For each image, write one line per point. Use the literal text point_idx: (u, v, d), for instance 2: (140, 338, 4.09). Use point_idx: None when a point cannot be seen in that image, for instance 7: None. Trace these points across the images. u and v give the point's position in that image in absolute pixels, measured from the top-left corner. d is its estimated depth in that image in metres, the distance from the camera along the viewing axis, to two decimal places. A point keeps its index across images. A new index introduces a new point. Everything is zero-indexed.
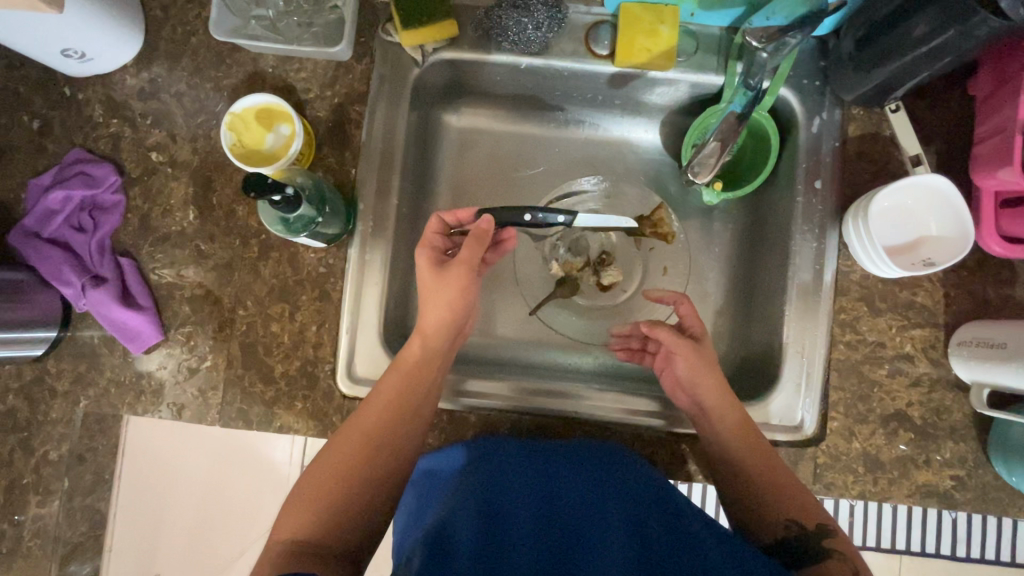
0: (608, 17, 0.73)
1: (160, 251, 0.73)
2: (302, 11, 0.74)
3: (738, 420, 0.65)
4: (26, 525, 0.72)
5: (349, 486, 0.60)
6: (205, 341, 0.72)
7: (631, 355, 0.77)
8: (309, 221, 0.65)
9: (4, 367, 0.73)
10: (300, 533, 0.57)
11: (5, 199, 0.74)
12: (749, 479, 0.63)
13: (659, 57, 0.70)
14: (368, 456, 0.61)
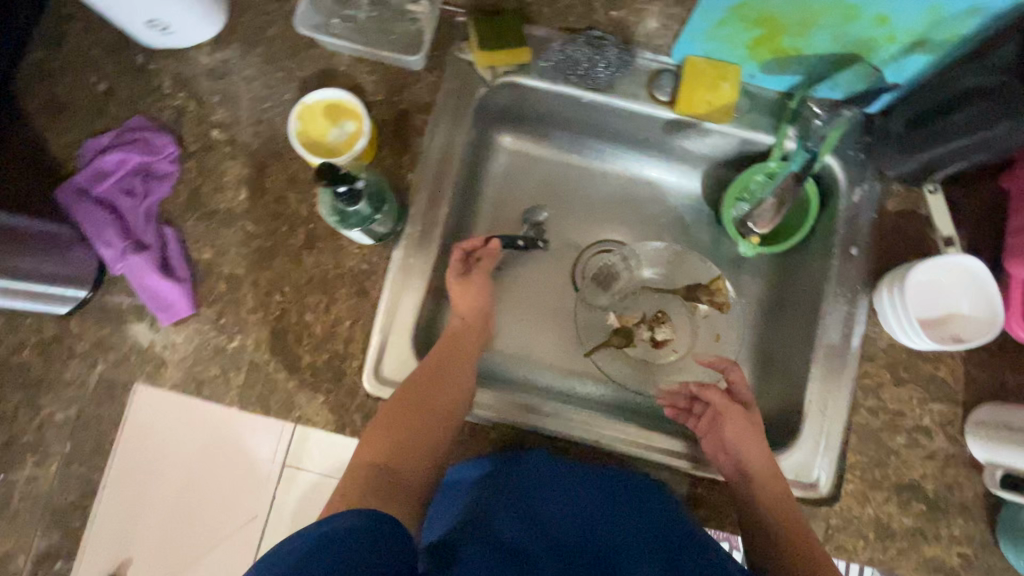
0: (672, 67, 0.76)
1: (206, 226, 0.73)
2: (383, 18, 0.76)
3: (776, 496, 0.66)
4: (17, 486, 0.69)
5: (421, 426, 0.65)
6: (237, 321, 0.72)
7: (677, 416, 0.75)
8: (365, 218, 0.67)
9: (27, 320, 0.72)
10: (382, 460, 0.62)
11: (59, 153, 0.75)
12: (783, 554, 0.63)
13: (716, 111, 0.73)
14: (439, 406, 0.66)
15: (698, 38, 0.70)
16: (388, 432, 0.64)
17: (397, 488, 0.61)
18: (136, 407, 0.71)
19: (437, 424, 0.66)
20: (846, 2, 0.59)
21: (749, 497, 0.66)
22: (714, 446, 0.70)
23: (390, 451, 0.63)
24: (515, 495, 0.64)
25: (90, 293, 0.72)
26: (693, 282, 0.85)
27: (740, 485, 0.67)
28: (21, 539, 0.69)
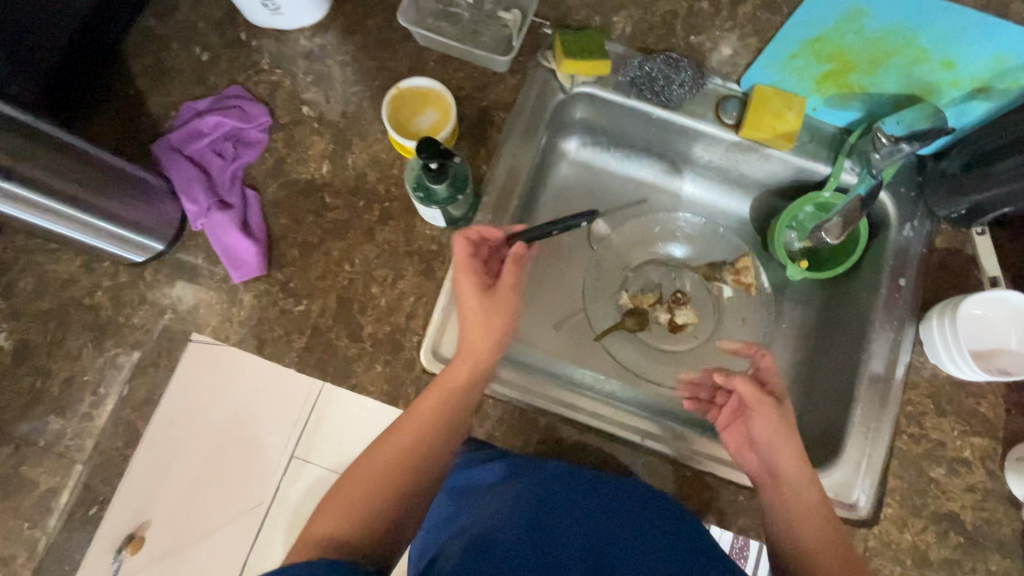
0: (739, 94, 0.80)
1: (286, 194, 0.77)
2: (473, 20, 0.81)
3: (812, 504, 0.65)
4: (72, 423, 0.70)
5: (386, 487, 0.60)
6: (305, 286, 0.74)
7: (699, 405, 0.75)
8: (445, 199, 0.70)
9: (105, 264, 0.74)
10: (357, 510, 0.59)
11: (157, 112, 0.79)
12: (808, 554, 0.63)
13: (780, 136, 0.77)
14: (408, 465, 0.62)
15: (770, 67, 0.75)
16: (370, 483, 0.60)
17: (366, 533, 0.58)
18: (187, 360, 0.73)
19: (402, 485, 0.61)
20: (918, 42, 0.65)
21: (774, 494, 0.66)
22: (738, 437, 0.71)
23: (349, 513, 0.58)
24: (522, 509, 0.56)
25: (166, 246, 0.75)
26: (713, 263, 0.90)
27: (767, 481, 0.67)
28: (67, 477, 0.69)
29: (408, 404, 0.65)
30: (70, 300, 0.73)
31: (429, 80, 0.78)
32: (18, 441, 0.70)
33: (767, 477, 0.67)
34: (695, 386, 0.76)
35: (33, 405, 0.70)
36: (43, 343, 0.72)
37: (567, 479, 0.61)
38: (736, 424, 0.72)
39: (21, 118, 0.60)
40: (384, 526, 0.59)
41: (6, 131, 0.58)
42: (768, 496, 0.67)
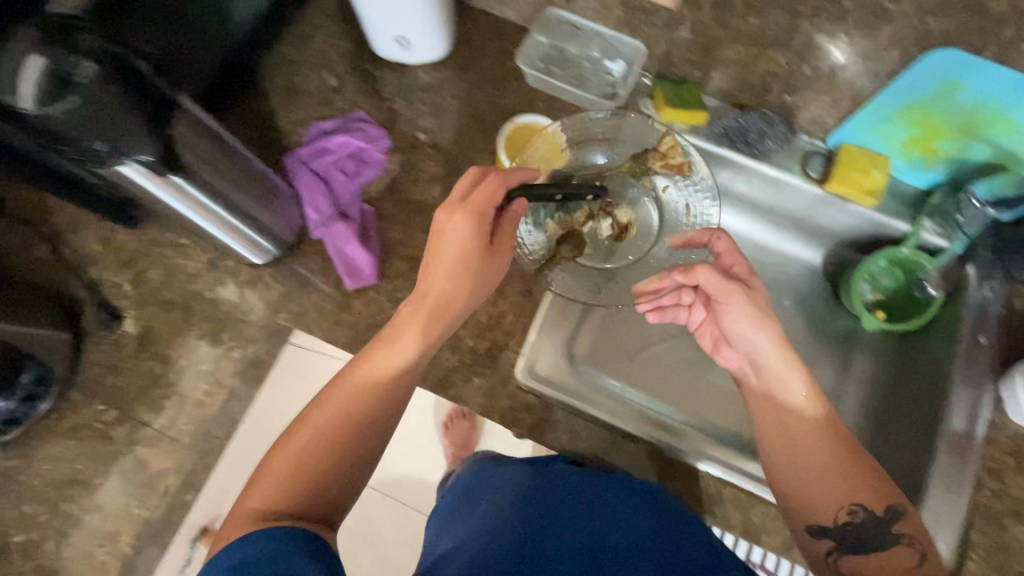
0: (825, 150, 0.85)
1: (399, 211, 0.83)
2: (580, 70, 0.87)
3: (816, 417, 0.59)
4: (186, 409, 0.75)
5: (338, 447, 0.54)
6: (412, 297, 0.79)
7: (664, 313, 0.70)
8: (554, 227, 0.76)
9: (228, 262, 0.80)
10: (289, 476, 0.52)
11: (287, 129, 0.86)
12: (817, 470, 0.57)
13: (866, 194, 0.82)
14: (356, 428, 0.55)
15: (860, 128, 0.80)
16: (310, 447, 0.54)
17: (291, 506, 0.51)
18: (284, 359, 0.77)
19: (355, 450, 0.55)
20: (1010, 118, 0.70)
21: (759, 399, 0.62)
22: (713, 332, 0.67)
23: (291, 480, 0.52)
24: (519, 506, 0.57)
25: (284, 252, 0.80)
26: (641, 154, 0.81)
27: (760, 396, 0.62)
28: (178, 460, 0.73)
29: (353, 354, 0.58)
30: (194, 293, 0.79)
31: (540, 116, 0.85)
32: (134, 421, 0.74)
33: (749, 374, 0.64)
34: (658, 296, 0.70)
35: (152, 388, 0.75)
36: (166, 331, 0.77)
37: (566, 477, 0.64)
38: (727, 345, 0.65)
39: (206, 120, 0.64)
40: (318, 492, 0.53)
41: (205, 137, 0.64)
42: (756, 402, 0.62)
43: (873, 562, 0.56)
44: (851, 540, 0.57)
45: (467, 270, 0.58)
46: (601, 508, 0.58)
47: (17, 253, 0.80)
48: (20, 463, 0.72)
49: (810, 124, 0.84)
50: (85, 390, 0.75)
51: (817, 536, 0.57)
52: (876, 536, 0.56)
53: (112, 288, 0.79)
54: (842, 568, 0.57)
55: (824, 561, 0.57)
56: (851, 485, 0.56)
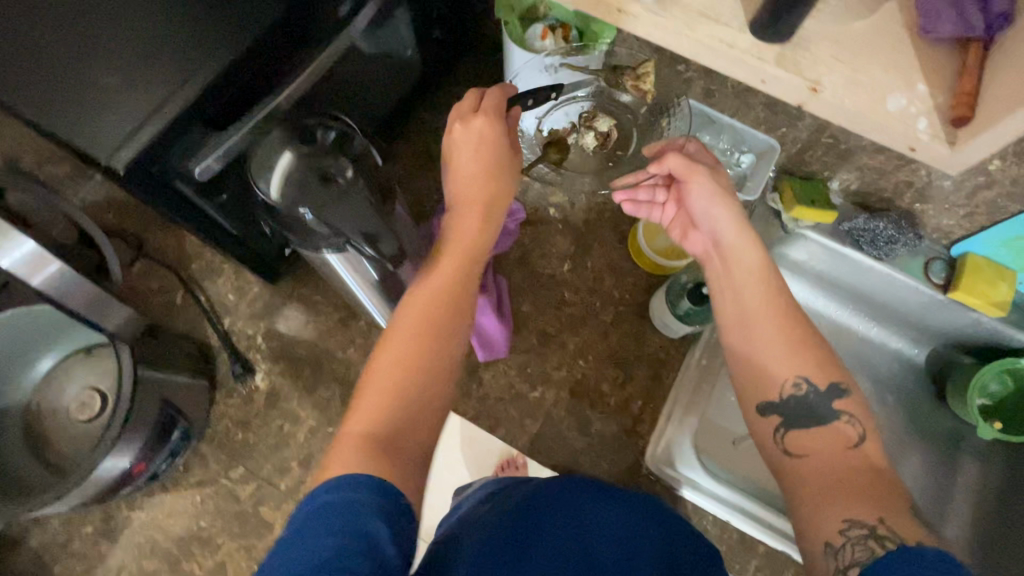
0: (946, 257, 0.87)
1: (529, 284, 0.84)
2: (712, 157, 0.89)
3: (754, 265, 0.58)
4: (312, 472, 0.74)
5: (421, 386, 0.50)
6: (541, 374, 0.80)
7: (638, 209, 0.66)
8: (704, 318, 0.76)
9: (358, 322, 0.80)
10: (377, 423, 0.47)
11: (423, 194, 0.89)
12: (755, 346, 0.57)
13: (994, 304, 0.82)
14: (431, 358, 0.51)
15: (990, 242, 0.82)
16: (388, 392, 0.49)
17: (387, 450, 0.46)
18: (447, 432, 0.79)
19: (430, 380, 0.51)
20: None
21: (724, 284, 0.60)
22: (685, 221, 0.65)
23: (387, 415, 0.48)
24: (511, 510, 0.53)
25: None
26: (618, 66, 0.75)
27: (717, 275, 0.60)
28: None
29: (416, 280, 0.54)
30: (324, 352, 0.79)
31: None
32: (260, 481, 0.73)
33: (713, 254, 0.62)
34: (633, 188, 0.66)
35: (280, 447, 0.75)
36: (295, 389, 0.77)
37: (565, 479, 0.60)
38: (693, 230, 0.64)
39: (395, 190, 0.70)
40: (404, 435, 0.47)
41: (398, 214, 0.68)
42: (719, 289, 0.60)
43: (813, 440, 0.54)
44: (796, 411, 0.55)
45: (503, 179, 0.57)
46: (581, 508, 0.55)
47: (156, 297, 0.81)
48: (145, 515, 0.72)
49: (935, 231, 0.85)
50: (214, 444, 0.74)
51: (767, 414, 0.56)
52: (820, 414, 0.54)
53: (245, 340, 0.79)
54: (791, 448, 0.54)
55: (772, 437, 0.55)
56: (818, 361, 0.55)
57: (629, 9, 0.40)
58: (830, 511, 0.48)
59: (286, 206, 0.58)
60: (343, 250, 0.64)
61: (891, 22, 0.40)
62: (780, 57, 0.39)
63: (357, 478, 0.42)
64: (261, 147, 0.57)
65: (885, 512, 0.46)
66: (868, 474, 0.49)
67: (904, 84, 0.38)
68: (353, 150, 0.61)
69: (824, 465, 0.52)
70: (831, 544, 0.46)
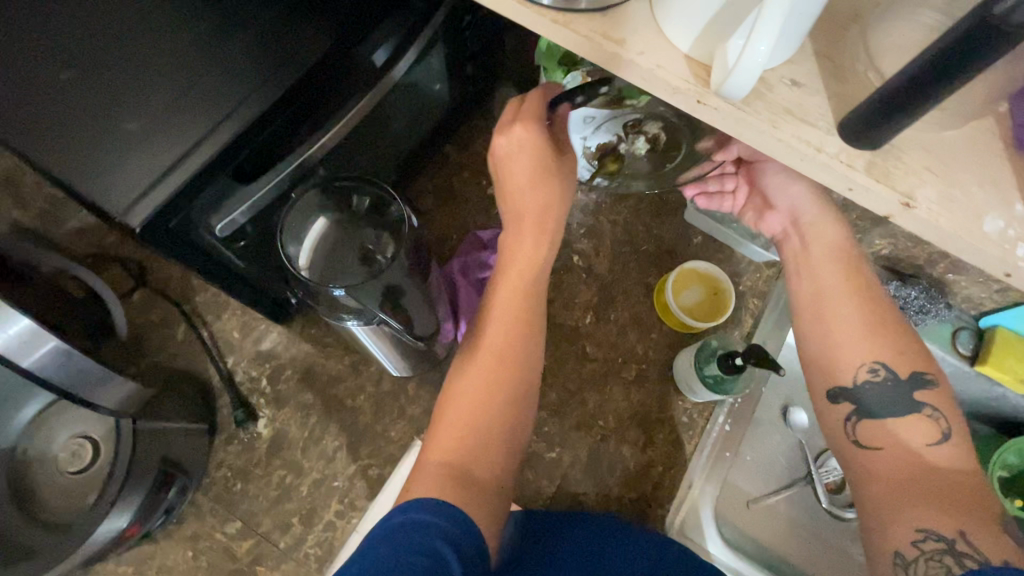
0: (971, 326, 0.83)
1: (550, 336, 0.82)
2: None
3: (834, 243, 0.58)
4: (315, 529, 0.70)
5: (499, 413, 0.52)
6: (560, 431, 0.79)
7: (710, 200, 0.68)
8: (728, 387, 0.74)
9: (371, 369, 0.76)
10: (458, 455, 0.50)
11: (445, 236, 0.87)
12: (831, 328, 0.56)
13: (1021, 383, 0.77)
14: (504, 387, 0.53)
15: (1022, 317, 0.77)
16: (466, 424, 0.51)
17: (470, 486, 0.48)
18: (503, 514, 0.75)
19: (505, 407, 0.53)
20: None
21: (799, 266, 0.59)
22: (757, 203, 0.64)
23: (463, 441, 0.50)
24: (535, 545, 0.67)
25: (428, 370, 0.76)
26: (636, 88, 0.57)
27: (795, 252, 0.60)
28: None
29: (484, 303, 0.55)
30: (333, 399, 0.75)
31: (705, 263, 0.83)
32: (260, 537, 0.70)
33: (791, 232, 0.61)
34: (702, 181, 0.68)
35: (282, 501, 0.71)
36: (300, 438, 0.74)
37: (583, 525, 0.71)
38: (767, 210, 0.63)
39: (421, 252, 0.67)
40: (490, 464, 0.50)
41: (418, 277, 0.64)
42: (792, 272, 0.60)
43: (891, 432, 0.51)
44: (869, 401, 0.53)
45: (555, 184, 0.51)
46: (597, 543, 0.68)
47: (156, 331, 0.77)
48: (132, 571, 0.68)
49: (964, 301, 0.81)
50: (216, 496, 0.71)
51: (840, 399, 0.54)
52: (898, 405, 0.52)
53: (249, 382, 0.76)
54: (861, 440, 0.52)
55: (842, 428, 0.54)
56: (899, 348, 0.53)
57: (710, 101, 0.37)
58: (900, 519, 0.47)
59: (315, 275, 0.63)
60: (371, 323, 0.61)
61: (987, 133, 0.37)
62: (870, 164, 0.36)
63: (432, 501, 0.44)
64: (297, 213, 0.61)
65: (965, 523, 0.45)
66: (941, 478, 0.48)
67: (1002, 202, 0.36)
68: (387, 223, 0.66)
69: (897, 463, 0.50)
70: (901, 555, 0.46)
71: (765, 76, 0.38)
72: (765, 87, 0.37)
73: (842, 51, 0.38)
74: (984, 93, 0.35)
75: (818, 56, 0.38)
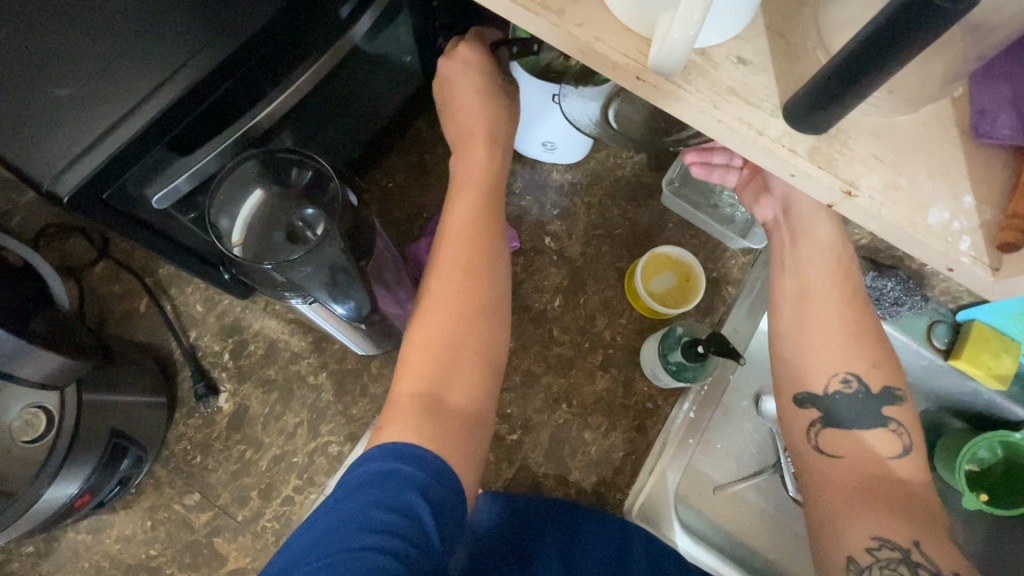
0: (948, 319, 0.80)
1: (516, 319, 0.82)
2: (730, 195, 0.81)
3: (826, 245, 0.54)
4: (273, 504, 0.71)
5: (468, 333, 0.52)
6: (522, 414, 0.79)
7: (709, 169, 0.61)
8: (693, 373, 0.74)
9: (334, 346, 0.76)
10: (427, 385, 0.50)
11: (417, 216, 0.86)
12: (808, 332, 0.53)
13: (995, 378, 0.74)
14: (472, 311, 0.53)
15: (998, 313, 0.74)
16: (435, 350, 0.51)
17: (438, 411, 0.49)
18: None
19: (475, 330, 0.53)
20: None
21: (785, 262, 0.55)
22: (757, 186, 0.59)
23: (432, 371, 0.51)
24: (508, 528, 0.68)
25: (391, 350, 0.75)
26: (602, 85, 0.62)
27: (782, 244, 0.55)
28: (258, 560, 0.70)
29: (436, 229, 0.56)
30: (294, 375, 0.75)
31: (677, 246, 0.82)
32: (217, 510, 0.71)
33: (782, 222, 0.56)
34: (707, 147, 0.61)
35: (240, 474, 0.72)
36: (261, 413, 0.74)
37: (557, 511, 0.71)
38: (764, 193, 0.58)
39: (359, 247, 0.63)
40: (463, 390, 0.51)
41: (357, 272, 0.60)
42: (779, 266, 0.55)
43: (854, 439, 0.50)
44: (837, 409, 0.51)
45: (497, 107, 0.57)
46: (570, 531, 0.68)
47: (120, 302, 0.78)
48: (91, 538, 0.71)
49: (942, 294, 0.78)
50: (178, 465, 0.72)
51: (806, 406, 0.52)
52: (866, 418, 0.50)
53: (211, 356, 0.76)
54: (824, 446, 0.51)
55: (804, 432, 0.52)
56: (874, 361, 0.51)
57: (650, 78, 0.35)
58: (855, 524, 0.47)
59: (247, 253, 0.62)
60: (310, 301, 0.60)
61: (944, 119, 0.35)
62: (814, 149, 0.35)
63: (404, 446, 0.45)
64: (227, 187, 0.58)
65: (918, 532, 0.45)
66: (897, 487, 0.48)
67: (950, 193, 0.34)
68: (324, 200, 0.63)
69: (857, 470, 0.49)
70: (855, 561, 0.46)
71: (709, 52, 0.36)
72: (709, 63, 0.35)
73: (796, 27, 0.36)
74: (938, 74, 0.33)
75: (770, 32, 0.36)
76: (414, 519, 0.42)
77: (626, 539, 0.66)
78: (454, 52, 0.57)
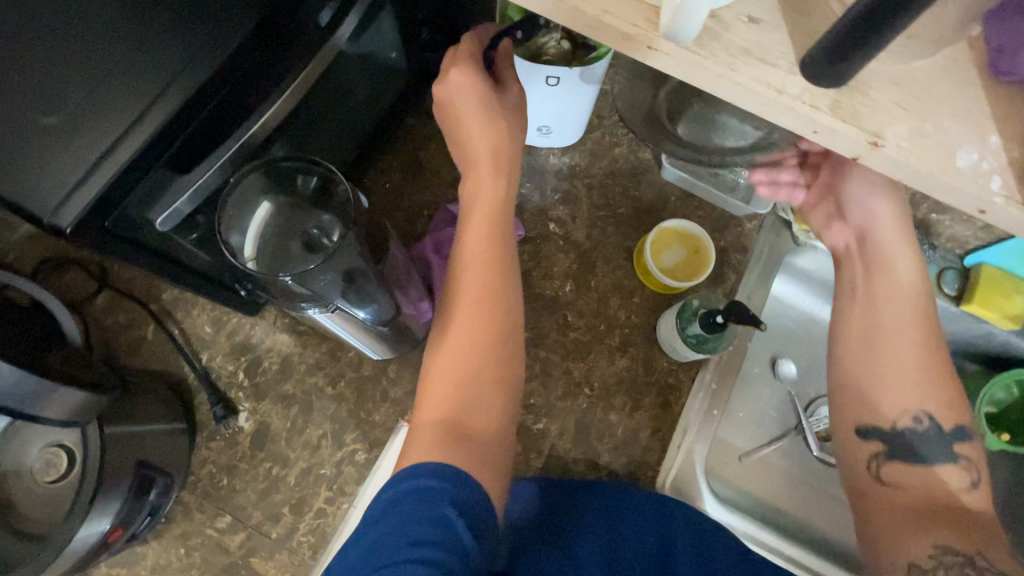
0: (956, 265, 0.79)
1: (529, 308, 0.81)
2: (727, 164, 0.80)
3: (908, 282, 0.57)
4: (306, 518, 0.71)
5: (485, 360, 0.52)
6: (545, 402, 0.79)
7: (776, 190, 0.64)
8: (715, 343, 0.73)
9: (349, 354, 0.75)
10: (448, 410, 0.50)
11: (418, 214, 0.85)
12: (879, 363, 0.56)
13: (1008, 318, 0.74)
14: (489, 338, 0.53)
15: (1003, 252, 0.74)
16: (455, 378, 0.51)
17: (463, 435, 0.49)
18: None
19: (493, 355, 0.53)
20: None
21: (855, 294, 0.58)
22: (829, 207, 0.61)
23: (453, 397, 0.51)
24: (546, 519, 0.68)
25: (408, 352, 0.74)
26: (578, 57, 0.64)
27: (858, 278, 0.59)
28: None
29: (450, 257, 0.56)
30: (313, 388, 0.74)
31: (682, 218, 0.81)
32: (250, 530, 0.70)
33: (855, 252, 0.59)
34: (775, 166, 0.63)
35: (270, 492, 0.71)
36: (284, 429, 0.73)
37: (593, 495, 0.71)
38: (838, 219, 0.60)
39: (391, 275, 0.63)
40: (486, 415, 0.51)
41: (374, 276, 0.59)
42: (849, 296, 0.59)
43: (917, 472, 0.54)
44: (906, 442, 0.54)
45: (501, 123, 0.55)
46: (608, 515, 0.68)
47: (126, 332, 0.77)
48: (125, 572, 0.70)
49: (949, 241, 0.78)
50: (205, 489, 0.72)
51: (868, 438, 0.56)
52: (937, 453, 0.54)
53: (226, 377, 0.75)
54: (885, 478, 0.55)
55: (865, 462, 0.56)
56: (949, 401, 0.55)
57: (663, 46, 0.34)
58: (918, 537, 0.50)
59: (262, 267, 0.60)
60: (329, 310, 0.59)
61: (963, 62, 0.35)
62: (836, 104, 0.34)
63: (429, 464, 0.45)
64: (235, 198, 0.57)
65: (980, 546, 0.48)
66: (963, 515, 0.51)
67: (977, 135, 0.34)
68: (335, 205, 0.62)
69: (920, 498, 0.53)
70: (918, 566, 0.49)
71: (719, 14, 0.35)
72: (720, 26, 0.35)
73: None
74: None
75: None
76: (452, 531, 0.41)
77: (666, 519, 0.66)
78: (452, 73, 0.53)
